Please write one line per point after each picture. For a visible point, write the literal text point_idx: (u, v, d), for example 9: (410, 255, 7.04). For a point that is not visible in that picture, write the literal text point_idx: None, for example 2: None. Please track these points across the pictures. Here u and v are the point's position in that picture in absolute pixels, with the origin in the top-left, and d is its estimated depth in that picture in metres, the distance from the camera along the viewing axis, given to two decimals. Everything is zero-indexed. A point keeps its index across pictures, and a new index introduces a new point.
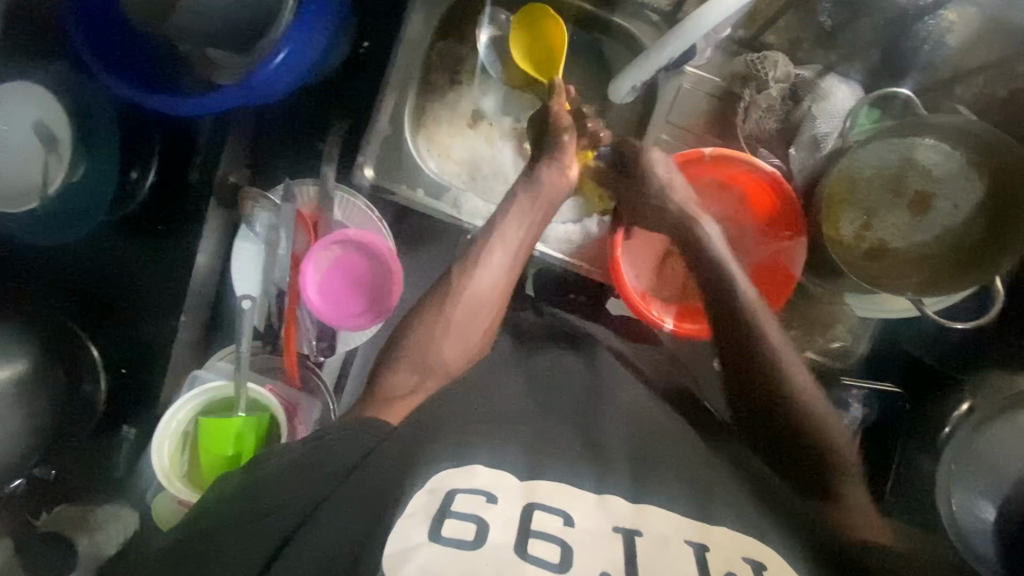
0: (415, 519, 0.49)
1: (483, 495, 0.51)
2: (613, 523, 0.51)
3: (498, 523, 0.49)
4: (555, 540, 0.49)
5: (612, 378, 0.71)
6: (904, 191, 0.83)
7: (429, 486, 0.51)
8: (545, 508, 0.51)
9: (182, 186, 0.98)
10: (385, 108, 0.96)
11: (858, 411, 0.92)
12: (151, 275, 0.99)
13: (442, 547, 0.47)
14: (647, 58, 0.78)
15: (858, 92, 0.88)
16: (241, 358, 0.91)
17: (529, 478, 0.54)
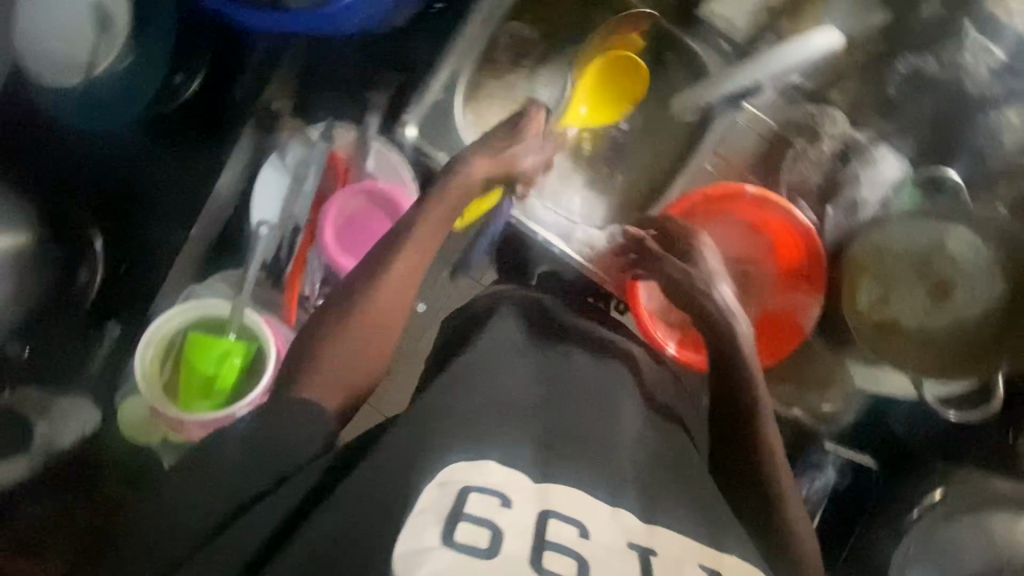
0: (427, 519, 0.51)
1: (498, 497, 0.53)
2: (627, 539, 0.54)
3: (512, 530, 0.52)
4: (572, 554, 0.52)
5: (608, 386, 0.70)
6: (927, 274, 0.84)
7: (439, 480, 0.54)
8: (558, 517, 0.54)
9: (223, 100, 0.97)
10: (442, 74, 0.95)
11: (831, 475, 0.95)
12: (170, 181, 0.97)
13: (454, 553, 0.49)
14: (711, 86, 0.86)
15: (906, 169, 0.87)
16: (247, 279, 0.92)
17: (541, 480, 0.56)
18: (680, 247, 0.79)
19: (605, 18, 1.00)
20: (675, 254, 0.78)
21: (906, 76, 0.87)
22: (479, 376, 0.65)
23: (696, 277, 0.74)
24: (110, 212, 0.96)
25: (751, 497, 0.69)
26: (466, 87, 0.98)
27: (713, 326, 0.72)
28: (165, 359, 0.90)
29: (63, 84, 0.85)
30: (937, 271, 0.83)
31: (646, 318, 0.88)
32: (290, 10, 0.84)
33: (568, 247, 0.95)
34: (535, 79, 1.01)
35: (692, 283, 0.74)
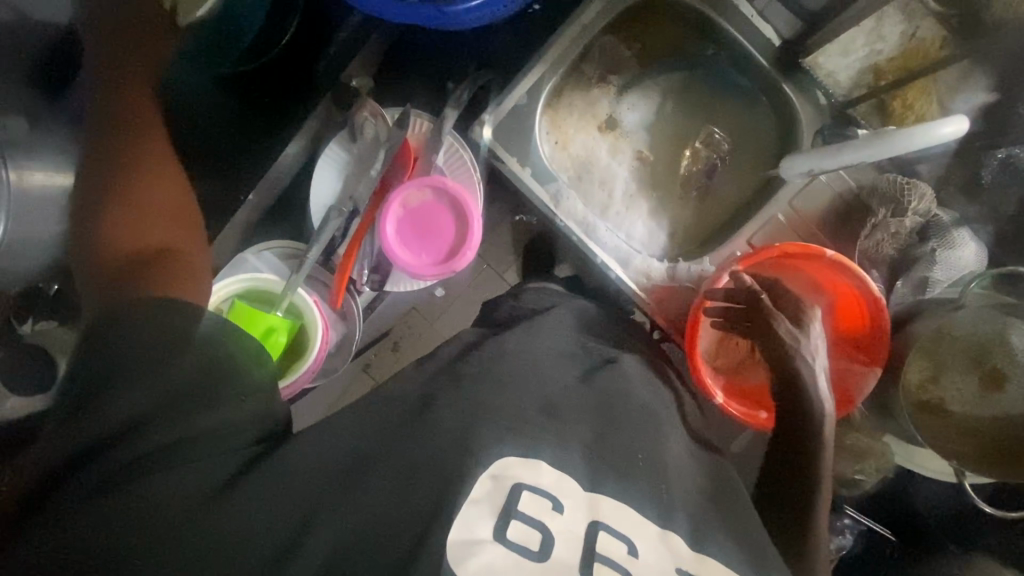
0: (481, 510, 0.49)
1: (550, 500, 0.52)
2: (676, 565, 0.53)
3: (562, 537, 0.50)
4: (619, 570, 0.50)
5: (659, 419, 0.68)
6: (983, 361, 0.81)
7: (493, 472, 0.51)
8: (608, 530, 0.52)
9: (305, 69, 0.95)
10: (530, 77, 0.93)
11: (846, 540, 0.95)
12: (234, 139, 0.96)
13: (510, 551, 0.48)
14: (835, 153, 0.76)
15: (981, 254, 0.88)
16: (305, 262, 0.89)
17: (591, 491, 0.55)
18: (787, 299, 0.75)
19: (703, 48, 0.98)
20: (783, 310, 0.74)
21: (999, 165, 0.86)
22: (531, 376, 0.64)
23: (798, 342, 0.71)
24: None
25: (787, 504, 0.71)
26: (549, 94, 0.96)
27: (800, 391, 0.71)
28: None
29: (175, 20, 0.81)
30: (993, 361, 0.81)
31: (701, 363, 0.85)
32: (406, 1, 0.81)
33: (625, 273, 0.94)
34: (620, 101, 1.00)
35: (790, 347, 0.71)
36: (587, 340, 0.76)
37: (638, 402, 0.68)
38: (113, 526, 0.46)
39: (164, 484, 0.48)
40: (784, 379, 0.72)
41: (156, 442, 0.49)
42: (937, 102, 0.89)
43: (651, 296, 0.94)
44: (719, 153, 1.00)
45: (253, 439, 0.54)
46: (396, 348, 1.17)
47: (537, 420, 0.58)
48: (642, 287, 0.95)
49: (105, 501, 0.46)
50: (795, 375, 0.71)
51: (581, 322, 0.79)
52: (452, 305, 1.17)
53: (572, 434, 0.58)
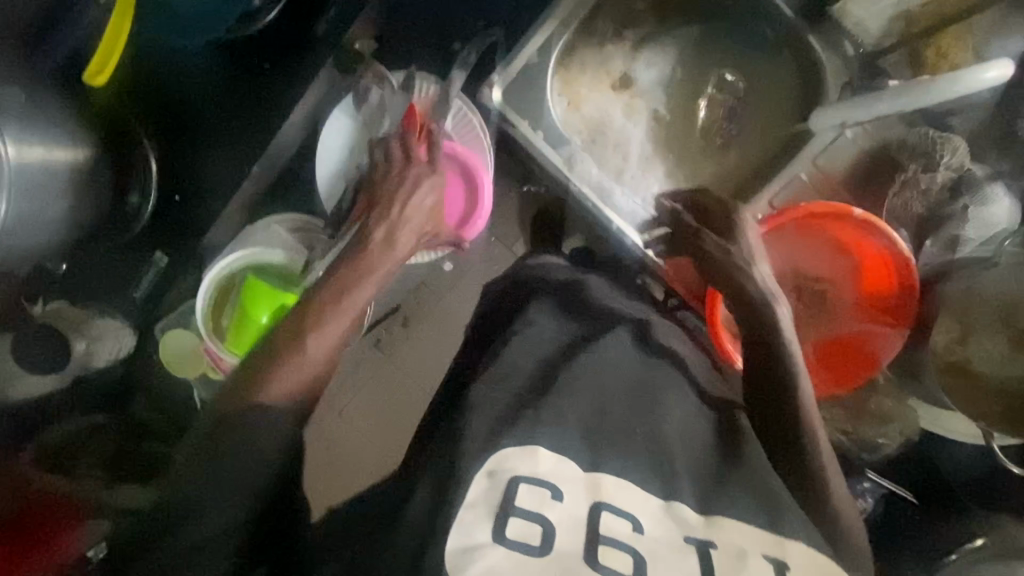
0: (477, 512, 0.47)
1: (548, 490, 0.49)
2: (685, 534, 0.50)
3: (564, 523, 0.48)
4: (627, 550, 0.47)
5: (678, 385, 0.66)
6: (1013, 319, 0.78)
7: (489, 470, 0.50)
8: (611, 510, 0.50)
9: (304, 35, 0.90)
10: (540, 34, 0.89)
11: (867, 503, 0.94)
12: (236, 113, 0.93)
13: (507, 552, 0.45)
14: (869, 101, 0.75)
15: (1016, 211, 0.83)
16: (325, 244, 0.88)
17: (590, 470, 0.52)
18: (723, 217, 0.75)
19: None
20: (717, 229, 0.75)
21: None
22: None
23: (735, 253, 0.71)
24: (168, 142, 0.94)
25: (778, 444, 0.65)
26: (561, 52, 0.92)
27: (750, 303, 0.69)
28: (223, 304, 0.89)
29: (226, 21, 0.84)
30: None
31: (721, 327, 0.85)
32: None
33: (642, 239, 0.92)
34: (635, 58, 0.96)
35: (729, 260, 0.71)
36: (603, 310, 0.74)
37: (656, 369, 0.67)
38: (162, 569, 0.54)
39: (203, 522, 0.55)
40: (747, 322, 0.69)
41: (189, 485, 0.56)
42: (973, 49, 0.84)
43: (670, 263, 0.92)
44: (734, 96, 0.96)
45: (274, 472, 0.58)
46: (409, 321, 1.15)
47: None
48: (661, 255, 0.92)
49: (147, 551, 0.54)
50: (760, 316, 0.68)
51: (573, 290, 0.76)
52: (463, 278, 1.15)
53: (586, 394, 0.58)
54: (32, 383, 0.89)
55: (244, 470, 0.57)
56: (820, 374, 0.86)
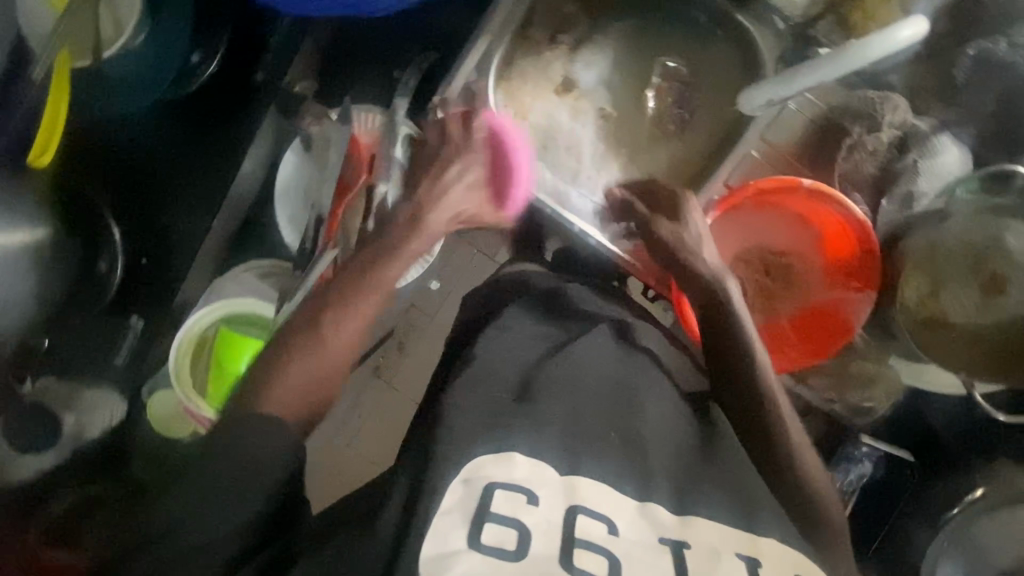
0: (453, 518, 0.48)
1: (524, 495, 0.50)
2: (659, 535, 0.50)
3: (540, 529, 0.48)
4: (602, 552, 0.48)
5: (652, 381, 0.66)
6: (980, 269, 0.81)
7: (464, 477, 0.51)
8: (587, 513, 0.50)
9: (245, 82, 0.90)
10: (475, 52, 0.90)
11: (867, 467, 0.94)
12: (190, 166, 0.93)
13: (483, 556, 0.47)
14: (790, 78, 0.73)
15: (965, 158, 0.84)
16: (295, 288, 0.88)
17: (568, 474, 0.53)
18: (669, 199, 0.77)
19: None
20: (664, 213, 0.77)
21: (973, 61, 0.82)
22: None
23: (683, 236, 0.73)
24: (131, 204, 0.94)
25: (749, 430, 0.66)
26: (499, 66, 0.92)
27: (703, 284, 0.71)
28: (197, 356, 0.90)
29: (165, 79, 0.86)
30: (992, 269, 0.80)
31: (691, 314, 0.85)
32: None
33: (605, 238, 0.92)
34: (575, 59, 0.97)
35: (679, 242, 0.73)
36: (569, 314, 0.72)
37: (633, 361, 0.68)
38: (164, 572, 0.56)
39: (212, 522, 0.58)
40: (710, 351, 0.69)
41: (206, 481, 0.59)
42: None
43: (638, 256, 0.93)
44: (677, 82, 0.96)
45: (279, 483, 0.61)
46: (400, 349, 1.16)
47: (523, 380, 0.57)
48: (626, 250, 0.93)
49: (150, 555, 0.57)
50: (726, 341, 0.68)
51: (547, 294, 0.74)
52: (443, 298, 1.16)
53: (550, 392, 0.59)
54: (30, 461, 0.89)
55: (252, 477, 0.59)
56: (798, 345, 0.86)
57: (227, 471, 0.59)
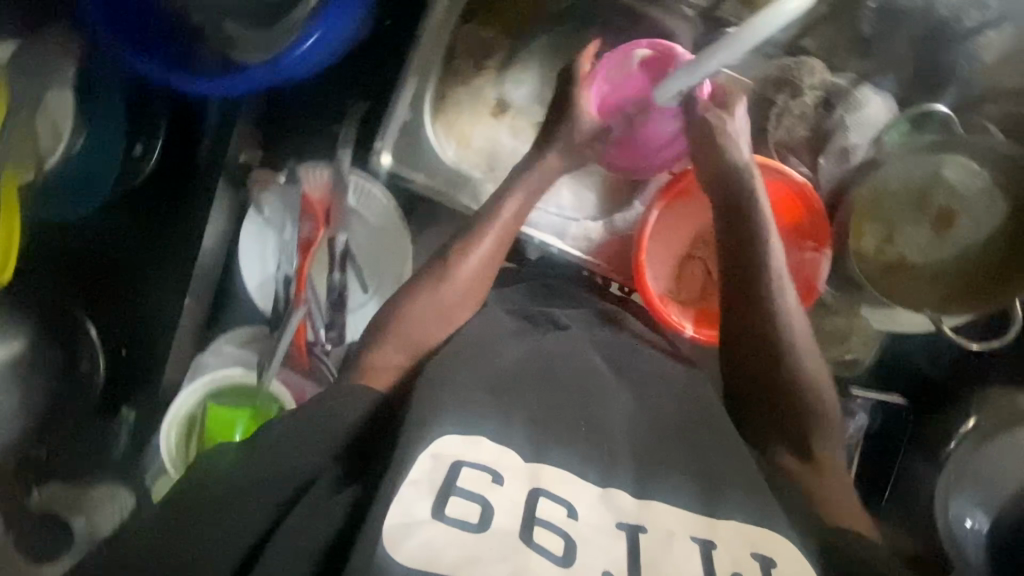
0: (419, 489, 0.49)
1: (489, 474, 0.51)
2: (615, 520, 0.51)
3: (503, 506, 0.50)
4: (559, 533, 0.50)
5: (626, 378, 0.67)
6: (927, 206, 0.83)
7: (433, 451, 0.52)
8: (549, 495, 0.51)
9: (189, 162, 0.93)
10: (406, 93, 0.93)
11: (863, 419, 0.94)
12: (154, 253, 0.95)
13: (446, 526, 0.48)
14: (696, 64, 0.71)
15: (891, 104, 0.86)
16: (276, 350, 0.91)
17: (533, 461, 0.53)
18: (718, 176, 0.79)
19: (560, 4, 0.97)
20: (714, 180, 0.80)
21: None
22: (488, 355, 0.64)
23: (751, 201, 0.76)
24: (103, 299, 0.96)
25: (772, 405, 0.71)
26: (432, 101, 0.95)
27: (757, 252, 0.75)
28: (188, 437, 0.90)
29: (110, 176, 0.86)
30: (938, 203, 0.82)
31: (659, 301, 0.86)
32: (244, 70, 0.76)
33: (566, 244, 0.95)
34: (504, 80, 0.99)
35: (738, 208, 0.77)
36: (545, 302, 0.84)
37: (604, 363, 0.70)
38: (244, 492, 0.55)
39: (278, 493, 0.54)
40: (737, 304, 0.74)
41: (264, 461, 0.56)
42: None
43: (599, 256, 0.95)
44: None
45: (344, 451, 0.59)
46: None
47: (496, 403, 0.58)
48: (588, 251, 0.96)
49: (240, 474, 0.56)
50: (758, 291, 0.73)
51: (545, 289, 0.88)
52: None
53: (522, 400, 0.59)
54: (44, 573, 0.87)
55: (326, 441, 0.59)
56: None
57: (316, 411, 0.60)
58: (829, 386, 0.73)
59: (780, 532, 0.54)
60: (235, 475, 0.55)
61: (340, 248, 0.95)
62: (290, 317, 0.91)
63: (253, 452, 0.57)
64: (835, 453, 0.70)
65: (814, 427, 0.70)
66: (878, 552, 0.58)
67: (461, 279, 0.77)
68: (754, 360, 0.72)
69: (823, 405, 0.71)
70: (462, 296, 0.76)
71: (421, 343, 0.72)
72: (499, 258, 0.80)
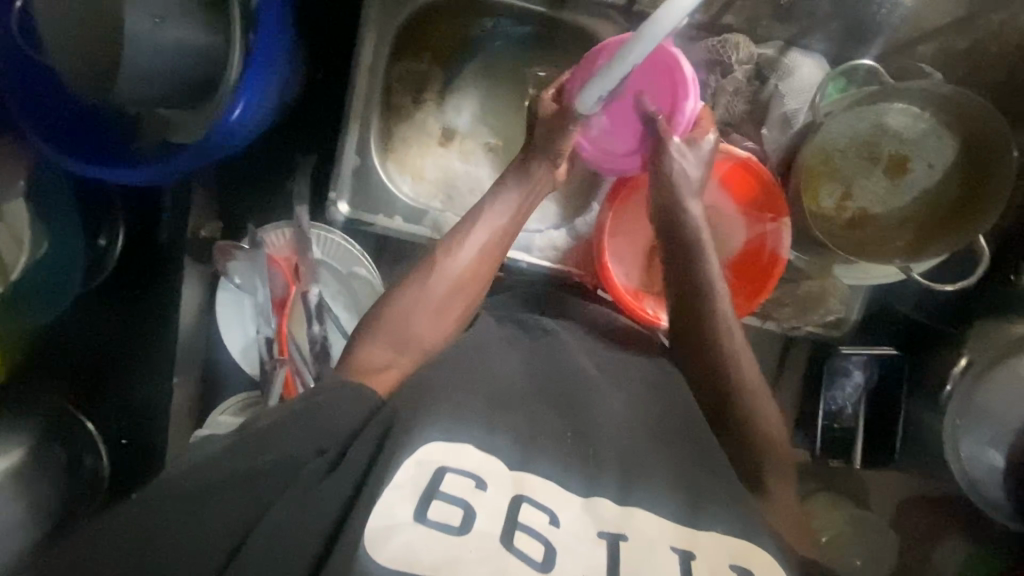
0: (403, 492, 0.49)
1: (473, 479, 0.51)
2: (597, 529, 0.51)
3: (485, 509, 0.50)
4: (539, 540, 0.49)
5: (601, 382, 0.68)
6: (878, 155, 0.82)
7: (417, 457, 0.51)
8: (532, 501, 0.51)
9: (155, 245, 0.96)
10: (351, 138, 0.93)
11: (859, 376, 0.95)
12: (137, 338, 0.97)
13: (427, 528, 0.48)
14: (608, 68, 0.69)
15: (822, 64, 0.87)
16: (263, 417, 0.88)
17: (518, 468, 0.54)
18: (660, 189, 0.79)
19: (486, 25, 0.99)
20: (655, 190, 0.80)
21: None
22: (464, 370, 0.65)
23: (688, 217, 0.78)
24: (96, 392, 0.98)
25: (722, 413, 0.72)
26: (379, 141, 0.96)
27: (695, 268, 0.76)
28: None
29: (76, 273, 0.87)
30: (887, 152, 0.82)
31: (628, 297, 0.87)
32: (178, 153, 0.77)
33: (533, 256, 0.96)
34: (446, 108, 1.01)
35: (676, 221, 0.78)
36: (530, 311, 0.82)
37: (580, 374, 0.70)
38: (226, 484, 0.52)
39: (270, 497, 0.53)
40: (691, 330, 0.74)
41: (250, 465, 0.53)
42: None
43: (568, 262, 0.96)
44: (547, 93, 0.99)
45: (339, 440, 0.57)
46: None
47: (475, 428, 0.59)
48: (556, 260, 0.96)
49: (223, 466, 0.53)
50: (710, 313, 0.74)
51: (535, 296, 0.88)
52: None
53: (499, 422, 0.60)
54: None
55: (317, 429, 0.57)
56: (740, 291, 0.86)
57: (308, 412, 0.57)
58: (777, 419, 0.73)
59: (767, 551, 0.55)
60: (218, 469, 0.53)
61: (314, 301, 0.94)
62: (275, 373, 0.91)
63: (236, 444, 0.55)
64: (788, 487, 0.70)
65: (769, 464, 0.70)
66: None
67: (446, 278, 0.74)
68: (705, 376, 0.73)
69: (774, 439, 0.71)
70: (448, 295, 0.74)
71: (413, 344, 0.71)
72: (493, 255, 0.78)
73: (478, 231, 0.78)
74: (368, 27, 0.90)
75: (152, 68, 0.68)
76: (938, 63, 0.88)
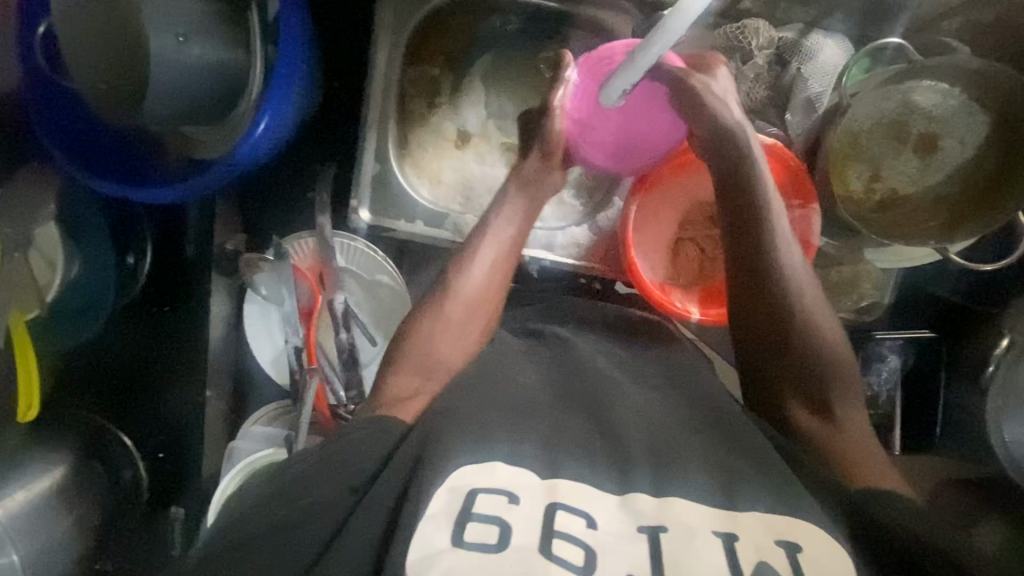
0: (437, 521, 0.49)
1: (505, 496, 0.51)
2: (637, 525, 0.51)
3: (522, 524, 0.49)
4: (581, 545, 0.49)
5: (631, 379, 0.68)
6: (907, 134, 0.81)
7: (449, 484, 0.51)
8: (568, 508, 0.51)
9: (180, 262, 0.96)
10: (368, 147, 0.93)
11: (894, 360, 0.93)
12: (166, 353, 0.99)
13: (467, 552, 0.47)
14: (629, 62, 0.68)
15: (844, 45, 0.86)
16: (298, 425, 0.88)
17: (548, 477, 0.54)
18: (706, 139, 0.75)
19: (497, 24, 0.97)
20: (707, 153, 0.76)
21: None
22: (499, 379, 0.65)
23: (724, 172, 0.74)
24: (130, 410, 0.99)
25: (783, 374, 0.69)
26: (396, 147, 0.96)
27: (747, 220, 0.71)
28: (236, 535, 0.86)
29: (105, 292, 0.88)
30: (917, 130, 0.80)
31: (656, 291, 0.85)
32: (203, 171, 0.78)
33: (556, 255, 0.95)
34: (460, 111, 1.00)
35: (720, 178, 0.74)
36: (544, 324, 0.80)
37: (611, 375, 0.70)
38: (269, 527, 0.53)
39: (276, 549, 0.52)
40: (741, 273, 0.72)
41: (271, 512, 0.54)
42: None
43: (592, 259, 0.95)
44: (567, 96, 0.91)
45: (353, 487, 0.56)
46: None
47: (506, 429, 0.58)
48: (579, 257, 0.95)
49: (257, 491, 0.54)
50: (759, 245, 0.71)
51: (554, 308, 0.85)
52: None
53: (535, 426, 0.60)
54: None
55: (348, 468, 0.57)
56: None
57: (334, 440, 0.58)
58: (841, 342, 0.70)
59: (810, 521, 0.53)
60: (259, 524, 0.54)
61: (341, 309, 0.94)
62: (306, 385, 0.90)
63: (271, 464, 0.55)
64: (857, 414, 0.67)
65: (835, 390, 0.67)
66: (913, 507, 0.57)
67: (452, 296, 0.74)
68: (762, 341, 0.70)
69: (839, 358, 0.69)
70: (479, 295, 0.75)
71: (433, 356, 0.70)
72: (506, 272, 0.78)
73: (488, 248, 0.77)
74: (381, 35, 0.90)
75: (178, 87, 0.68)
76: (966, 38, 0.85)
